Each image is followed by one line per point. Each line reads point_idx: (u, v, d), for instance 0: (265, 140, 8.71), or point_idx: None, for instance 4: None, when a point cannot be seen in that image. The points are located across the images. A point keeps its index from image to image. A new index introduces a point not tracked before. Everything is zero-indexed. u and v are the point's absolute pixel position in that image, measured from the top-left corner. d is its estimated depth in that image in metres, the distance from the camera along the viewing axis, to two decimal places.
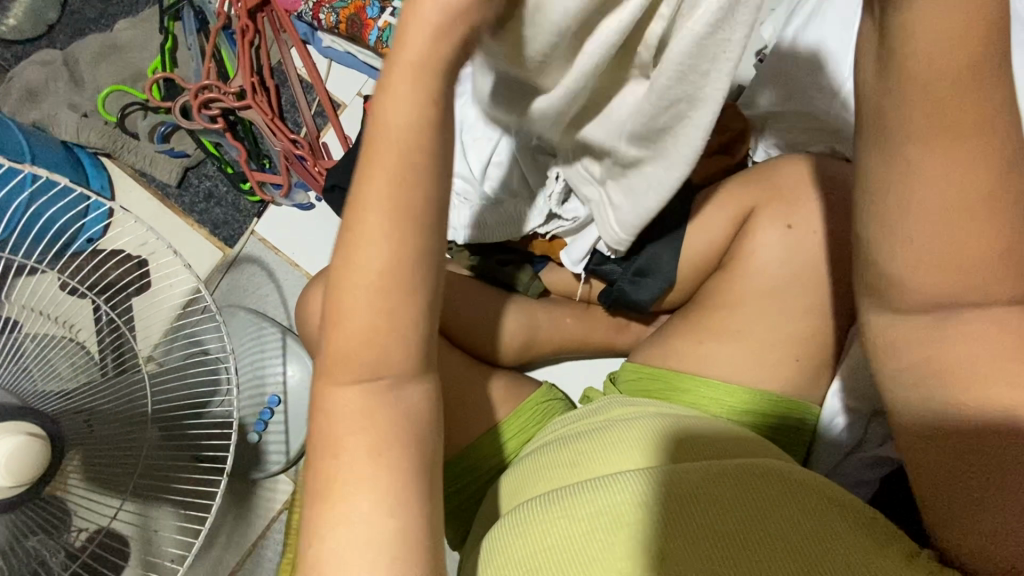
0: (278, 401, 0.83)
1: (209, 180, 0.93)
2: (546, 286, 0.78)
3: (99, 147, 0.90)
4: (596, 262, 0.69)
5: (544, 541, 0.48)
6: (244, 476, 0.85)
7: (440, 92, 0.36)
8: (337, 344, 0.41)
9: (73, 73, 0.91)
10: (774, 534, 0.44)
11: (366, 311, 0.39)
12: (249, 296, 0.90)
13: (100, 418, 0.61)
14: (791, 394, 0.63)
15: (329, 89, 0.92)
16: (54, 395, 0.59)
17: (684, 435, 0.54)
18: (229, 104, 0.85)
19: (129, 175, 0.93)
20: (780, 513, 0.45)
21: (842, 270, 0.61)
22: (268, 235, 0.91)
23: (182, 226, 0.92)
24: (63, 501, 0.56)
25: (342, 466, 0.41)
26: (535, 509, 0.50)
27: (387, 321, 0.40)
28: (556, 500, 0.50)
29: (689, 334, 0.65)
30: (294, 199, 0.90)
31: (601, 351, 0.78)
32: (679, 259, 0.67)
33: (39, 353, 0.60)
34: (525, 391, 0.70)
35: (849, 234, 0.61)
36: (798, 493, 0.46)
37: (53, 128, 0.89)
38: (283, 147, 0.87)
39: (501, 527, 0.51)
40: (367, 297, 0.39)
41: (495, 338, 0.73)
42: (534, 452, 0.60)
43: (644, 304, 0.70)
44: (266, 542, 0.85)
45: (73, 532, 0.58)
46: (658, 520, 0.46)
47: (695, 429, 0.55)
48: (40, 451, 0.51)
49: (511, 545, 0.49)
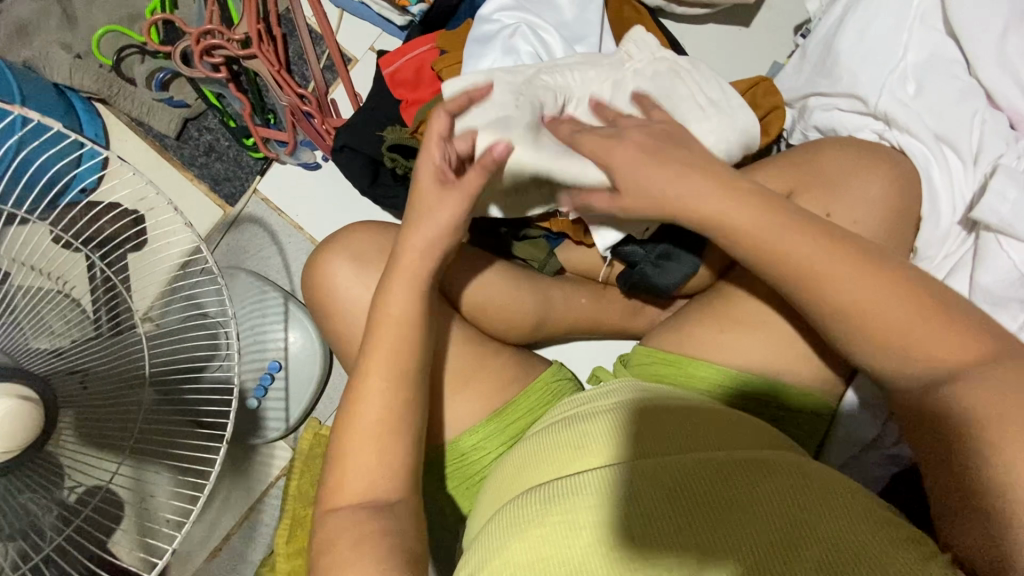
0: (279, 367, 0.81)
1: (210, 134, 0.88)
2: (562, 265, 0.75)
3: (94, 92, 0.84)
4: (618, 244, 0.66)
5: (546, 545, 0.47)
6: (240, 441, 0.82)
7: (363, 415, 0.54)
8: (349, 450, 0.54)
9: (66, 9, 0.85)
10: (759, 529, 0.44)
11: (361, 434, 0.54)
12: (249, 258, 0.86)
13: (97, 377, 0.58)
14: (812, 390, 0.61)
15: (340, 41, 0.87)
16: (48, 352, 0.56)
17: (672, 424, 0.53)
18: (233, 52, 0.80)
19: (126, 123, 0.88)
20: (767, 509, 0.45)
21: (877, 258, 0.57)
22: (271, 195, 0.86)
23: (181, 180, 0.88)
24: (57, 459, 0.53)
25: (338, 504, 0.53)
26: (534, 510, 0.49)
27: (377, 396, 0.54)
28: (558, 499, 0.49)
29: (711, 322, 0.63)
30: (299, 157, 0.85)
31: (612, 333, 0.76)
32: (705, 244, 0.64)
33: (31, 309, 0.58)
34: (534, 370, 0.67)
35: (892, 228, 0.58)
36: (792, 487, 0.46)
37: (45, 69, 0.83)
38: (289, 101, 0.81)
39: (497, 526, 0.50)
40: (347, 447, 0.54)
41: (512, 321, 0.69)
42: (527, 440, 0.58)
43: (665, 291, 0.66)
44: (263, 508, 0.84)
45: (66, 489, 0.55)
46: (640, 518, 0.46)
47: (682, 415, 0.54)
48: (33, 416, 0.48)
49: (510, 547, 0.48)
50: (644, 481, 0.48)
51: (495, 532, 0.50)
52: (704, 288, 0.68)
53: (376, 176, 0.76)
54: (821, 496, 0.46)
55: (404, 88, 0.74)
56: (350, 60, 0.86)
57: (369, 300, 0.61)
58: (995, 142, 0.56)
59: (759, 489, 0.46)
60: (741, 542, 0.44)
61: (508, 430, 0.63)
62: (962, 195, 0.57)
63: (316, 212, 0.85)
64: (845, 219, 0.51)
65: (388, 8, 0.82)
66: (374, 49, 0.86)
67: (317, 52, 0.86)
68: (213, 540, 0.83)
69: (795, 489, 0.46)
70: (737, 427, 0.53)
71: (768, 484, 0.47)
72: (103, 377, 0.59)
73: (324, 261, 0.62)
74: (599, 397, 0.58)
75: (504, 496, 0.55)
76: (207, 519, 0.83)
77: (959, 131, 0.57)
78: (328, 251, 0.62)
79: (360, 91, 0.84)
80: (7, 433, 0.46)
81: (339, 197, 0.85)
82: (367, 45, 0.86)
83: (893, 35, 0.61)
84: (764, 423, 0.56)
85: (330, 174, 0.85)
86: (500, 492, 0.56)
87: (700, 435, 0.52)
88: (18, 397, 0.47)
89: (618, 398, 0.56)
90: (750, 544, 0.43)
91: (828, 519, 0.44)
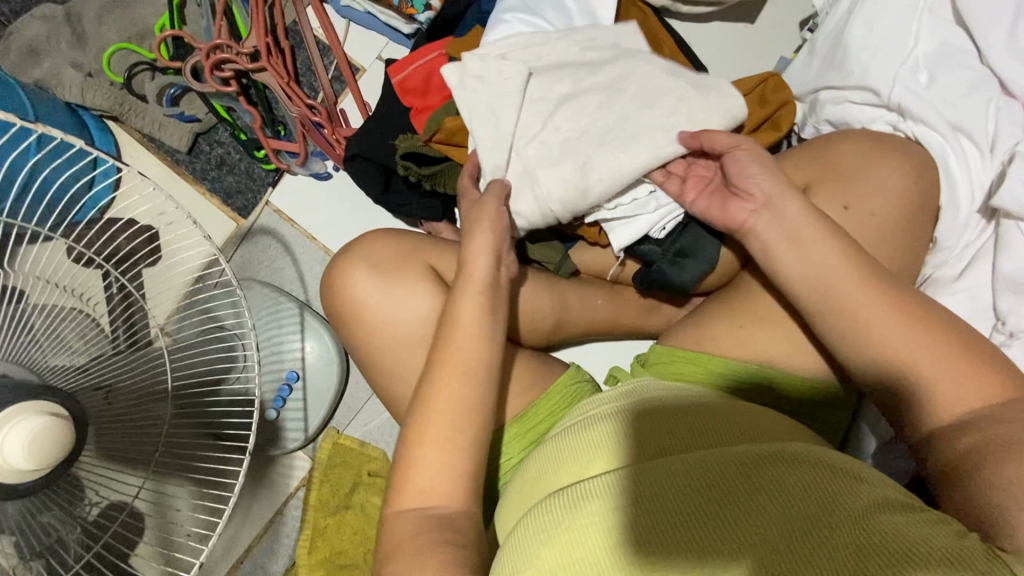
0: (297, 377, 0.81)
1: (221, 147, 0.89)
2: (577, 266, 0.74)
3: (106, 109, 0.85)
4: (633, 243, 0.66)
5: (577, 548, 0.47)
6: (260, 453, 0.83)
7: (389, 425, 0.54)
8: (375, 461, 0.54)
9: (76, 29, 0.85)
10: (792, 523, 0.44)
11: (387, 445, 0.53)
12: (263, 270, 0.87)
13: (118, 396, 0.58)
14: (834, 382, 0.60)
15: (347, 51, 0.87)
16: (70, 369, 0.56)
17: (695, 423, 0.53)
18: (243, 65, 0.81)
19: (138, 140, 0.89)
20: (798, 503, 0.45)
21: (914, 237, 0.56)
22: (283, 206, 0.86)
23: (193, 194, 0.88)
24: (79, 474, 0.53)
25: None
26: (563, 513, 0.49)
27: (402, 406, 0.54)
28: (583, 502, 0.49)
29: (730, 319, 0.62)
30: (311, 168, 0.85)
31: (628, 333, 0.76)
32: (720, 243, 0.64)
33: (48, 326, 0.56)
34: (554, 372, 0.67)
35: (922, 219, 0.56)
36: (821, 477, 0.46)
37: (56, 88, 0.84)
38: (299, 112, 0.82)
39: (525, 529, 0.50)
40: None
41: (530, 322, 0.68)
42: (550, 442, 0.58)
43: (684, 288, 0.66)
44: (283, 519, 0.84)
45: (87, 506, 0.55)
46: (668, 517, 0.46)
47: (708, 413, 0.54)
48: (63, 434, 0.47)
49: (540, 552, 0.48)
50: (671, 480, 0.48)
51: (525, 537, 0.50)
52: (721, 284, 0.68)
53: (388, 184, 0.76)
54: (853, 489, 0.45)
55: (414, 96, 0.74)
56: (358, 70, 0.87)
57: (388, 307, 0.61)
58: (1009, 129, 0.56)
59: (789, 484, 0.46)
60: (771, 536, 0.43)
61: (528, 433, 0.64)
62: (981, 183, 0.57)
63: (330, 222, 0.86)
64: None
65: (396, 18, 0.82)
66: (381, 58, 0.87)
67: (325, 63, 0.86)
68: (234, 553, 0.83)
69: (824, 482, 0.46)
70: (762, 424, 0.53)
71: (796, 477, 0.46)
72: (123, 397, 0.59)
73: (342, 270, 0.62)
74: (617, 397, 0.57)
75: (530, 500, 0.55)
76: (227, 532, 0.83)
77: (974, 120, 0.57)
78: (346, 260, 0.62)
79: (370, 102, 0.84)
80: (37, 451, 0.46)
81: (351, 205, 0.86)
82: (375, 54, 0.87)
83: (905, 27, 0.61)
84: (789, 418, 0.55)
85: (341, 184, 0.86)
86: (526, 495, 0.56)
87: (726, 432, 0.52)
88: (50, 414, 0.47)
89: (643, 399, 0.56)
90: (784, 538, 0.43)
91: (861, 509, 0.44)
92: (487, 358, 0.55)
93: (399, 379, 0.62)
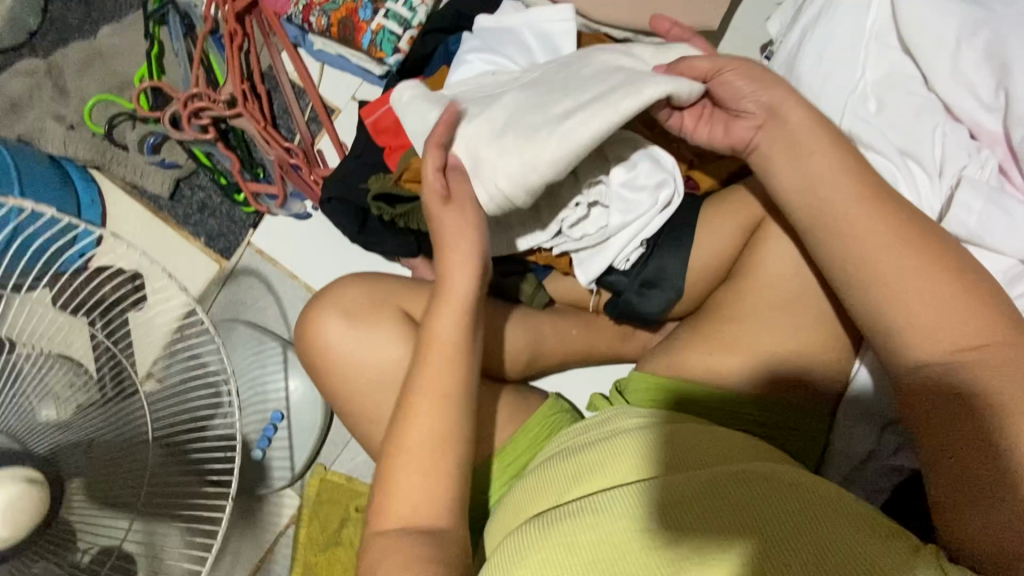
0: (282, 417, 0.82)
1: (202, 191, 0.91)
2: (551, 296, 0.75)
3: (88, 159, 0.87)
4: (601, 275, 0.68)
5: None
6: (249, 492, 0.83)
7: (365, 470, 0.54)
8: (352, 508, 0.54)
9: (58, 83, 0.88)
10: (762, 545, 0.44)
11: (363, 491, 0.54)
12: (247, 311, 0.88)
13: (101, 446, 0.59)
14: (804, 405, 0.61)
15: (322, 93, 0.90)
16: (52, 425, 0.57)
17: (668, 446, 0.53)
18: (219, 112, 0.83)
19: (120, 187, 0.90)
20: (767, 525, 0.45)
21: None
22: (265, 247, 0.88)
23: (176, 238, 0.90)
24: (69, 522, 0.53)
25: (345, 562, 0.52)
26: (538, 541, 0.49)
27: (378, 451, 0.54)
28: (559, 527, 0.49)
29: (700, 347, 0.63)
30: (290, 208, 0.87)
31: (606, 360, 0.77)
32: (686, 269, 0.65)
33: (37, 377, 0.58)
34: (532, 405, 0.68)
35: None
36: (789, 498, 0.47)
37: (40, 141, 0.87)
38: (276, 155, 0.84)
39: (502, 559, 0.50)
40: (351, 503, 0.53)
41: (505, 355, 0.70)
42: (528, 474, 0.58)
43: (652, 317, 0.68)
44: (273, 557, 0.84)
45: (79, 552, 0.55)
46: (642, 544, 0.47)
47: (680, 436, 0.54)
48: (37, 499, 0.49)
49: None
50: (649, 502, 0.49)
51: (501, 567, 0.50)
52: (692, 311, 0.69)
53: (365, 223, 0.78)
54: (820, 509, 0.46)
55: (387, 135, 0.76)
56: (333, 110, 0.89)
57: (362, 349, 0.62)
58: (957, 154, 0.58)
59: (759, 502, 0.47)
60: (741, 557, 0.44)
61: (509, 466, 0.64)
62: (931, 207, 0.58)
63: (311, 260, 0.87)
64: (825, 245, 0.52)
65: (368, 61, 0.84)
66: (355, 99, 0.89)
67: (300, 106, 0.88)
68: None
69: (793, 500, 0.46)
70: (733, 445, 0.54)
71: (765, 497, 0.47)
72: (107, 446, 0.60)
73: (317, 314, 0.63)
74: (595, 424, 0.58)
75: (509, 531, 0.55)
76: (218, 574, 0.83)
77: (922, 145, 0.59)
78: (321, 303, 0.64)
79: (345, 140, 0.86)
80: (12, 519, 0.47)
81: (330, 243, 0.87)
82: (349, 95, 0.89)
83: (854, 56, 0.63)
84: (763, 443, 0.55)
85: (319, 223, 0.87)
86: (505, 526, 0.56)
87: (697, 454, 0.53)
88: (24, 480, 0.49)
89: (616, 426, 0.57)
90: (757, 557, 0.44)
91: (829, 529, 0.44)
92: (460, 396, 0.56)
93: (376, 418, 0.63)
